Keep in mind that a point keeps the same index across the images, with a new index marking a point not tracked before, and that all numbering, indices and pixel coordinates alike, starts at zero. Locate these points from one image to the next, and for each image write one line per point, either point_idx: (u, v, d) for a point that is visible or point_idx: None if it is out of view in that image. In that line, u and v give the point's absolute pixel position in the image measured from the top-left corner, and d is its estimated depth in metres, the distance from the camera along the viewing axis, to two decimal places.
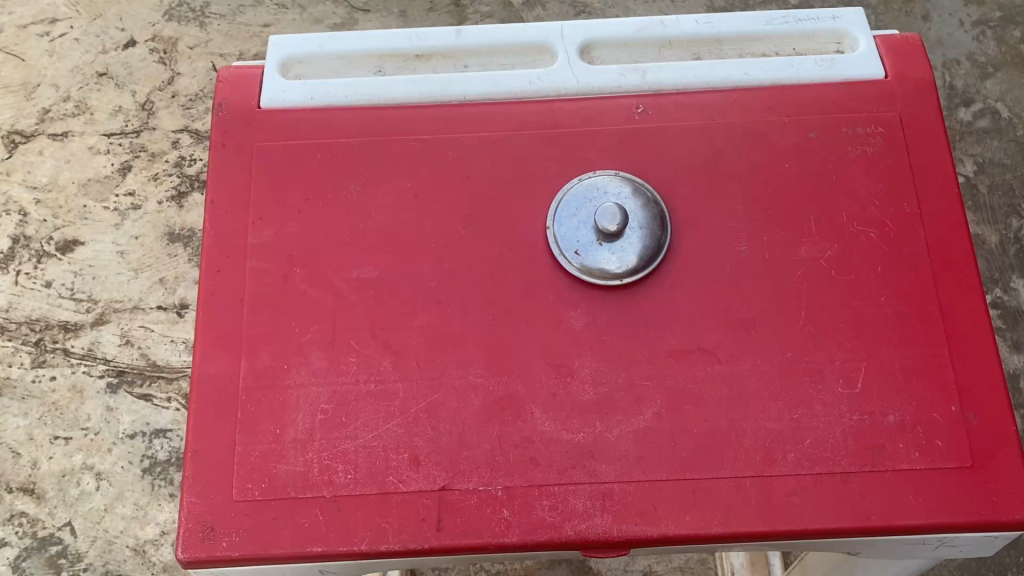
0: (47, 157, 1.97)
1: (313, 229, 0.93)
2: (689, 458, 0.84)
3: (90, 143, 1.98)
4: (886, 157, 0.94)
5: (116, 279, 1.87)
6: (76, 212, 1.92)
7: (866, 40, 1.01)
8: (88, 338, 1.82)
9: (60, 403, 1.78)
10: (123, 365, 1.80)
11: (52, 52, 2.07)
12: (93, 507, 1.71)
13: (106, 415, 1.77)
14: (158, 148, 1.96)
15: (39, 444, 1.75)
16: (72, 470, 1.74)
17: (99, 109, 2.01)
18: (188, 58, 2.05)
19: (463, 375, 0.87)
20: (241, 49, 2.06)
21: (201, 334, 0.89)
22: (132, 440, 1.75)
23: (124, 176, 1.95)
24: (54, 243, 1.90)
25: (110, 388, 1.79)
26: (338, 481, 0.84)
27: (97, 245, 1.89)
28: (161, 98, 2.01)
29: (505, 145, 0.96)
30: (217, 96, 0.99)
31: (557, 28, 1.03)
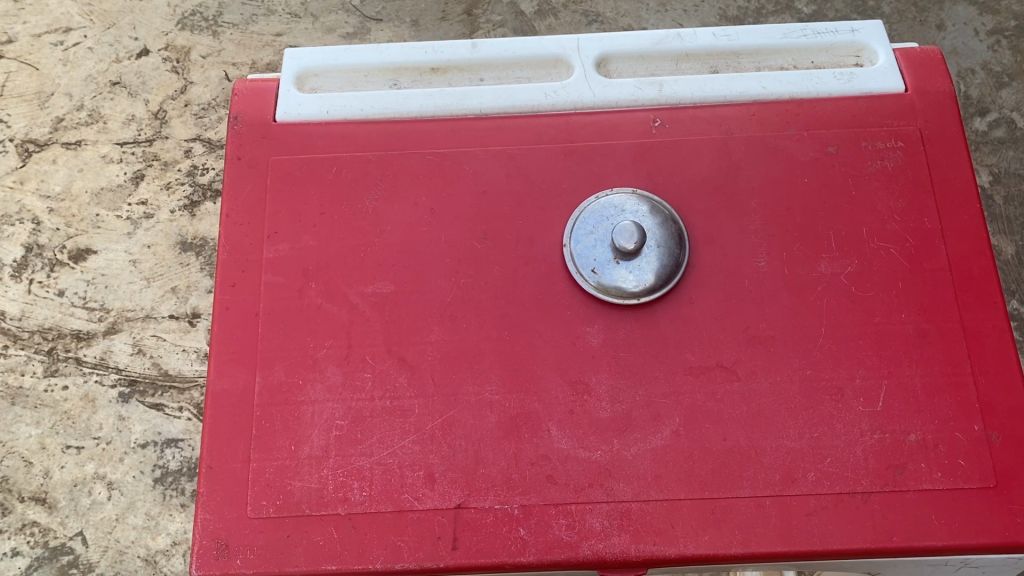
0: (60, 165, 1.98)
1: (329, 243, 0.92)
2: (707, 477, 0.83)
3: (103, 151, 1.99)
4: (907, 172, 0.93)
5: (128, 288, 1.87)
6: (89, 221, 1.92)
7: (886, 53, 1.00)
8: (101, 347, 1.82)
9: (72, 412, 1.78)
10: (135, 375, 1.80)
11: (65, 61, 2.08)
12: (105, 517, 1.71)
13: (117, 424, 1.77)
14: (170, 158, 1.96)
15: (51, 453, 1.76)
16: (83, 480, 1.74)
17: (112, 118, 2.01)
18: (200, 67, 2.05)
19: (480, 391, 0.86)
20: (253, 59, 2.06)
21: (216, 349, 0.89)
22: (144, 450, 1.75)
23: (137, 185, 1.95)
24: (67, 252, 1.90)
25: (121, 398, 1.79)
26: (353, 498, 0.83)
27: (110, 253, 1.90)
28: (174, 107, 2.01)
29: (521, 159, 0.95)
30: (232, 110, 0.99)
31: (573, 41, 1.02)
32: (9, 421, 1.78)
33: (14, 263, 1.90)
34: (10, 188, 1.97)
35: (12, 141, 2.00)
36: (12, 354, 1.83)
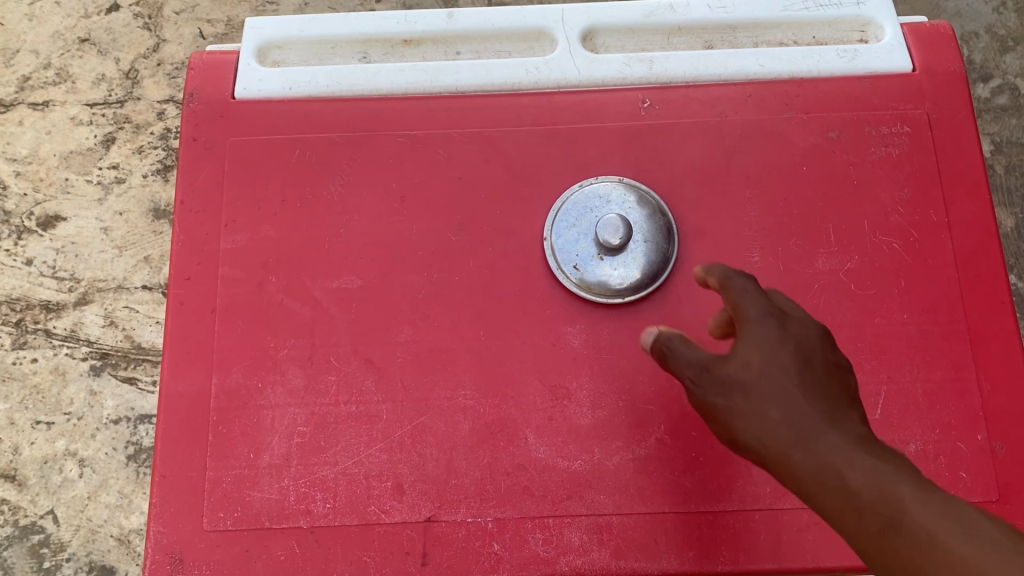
0: (28, 127, 1.76)
1: (291, 233, 0.85)
2: (693, 489, 0.78)
3: (72, 113, 1.77)
4: (913, 159, 0.87)
5: (99, 257, 1.69)
6: (58, 186, 1.73)
7: (893, 28, 0.93)
8: (72, 318, 1.66)
9: (42, 386, 1.63)
10: (107, 348, 1.64)
11: (30, 15, 1.84)
12: (77, 495, 1.59)
13: (88, 399, 1.63)
14: (140, 120, 1.76)
15: (20, 429, 1.61)
16: (54, 457, 1.60)
17: (81, 77, 1.80)
18: (173, 24, 1.83)
19: (452, 396, 0.81)
20: (224, 15, 1.83)
21: (170, 347, 0.83)
22: (116, 426, 1.62)
23: (106, 149, 1.75)
24: (36, 218, 1.71)
25: (93, 371, 1.63)
26: (316, 510, 0.78)
27: (80, 221, 1.71)
28: (146, 66, 1.80)
29: (499, 143, 0.88)
30: (187, 85, 0.91)
31: (557, 11, 0.94)
32: None
33: None
34: None
35: None
36: None
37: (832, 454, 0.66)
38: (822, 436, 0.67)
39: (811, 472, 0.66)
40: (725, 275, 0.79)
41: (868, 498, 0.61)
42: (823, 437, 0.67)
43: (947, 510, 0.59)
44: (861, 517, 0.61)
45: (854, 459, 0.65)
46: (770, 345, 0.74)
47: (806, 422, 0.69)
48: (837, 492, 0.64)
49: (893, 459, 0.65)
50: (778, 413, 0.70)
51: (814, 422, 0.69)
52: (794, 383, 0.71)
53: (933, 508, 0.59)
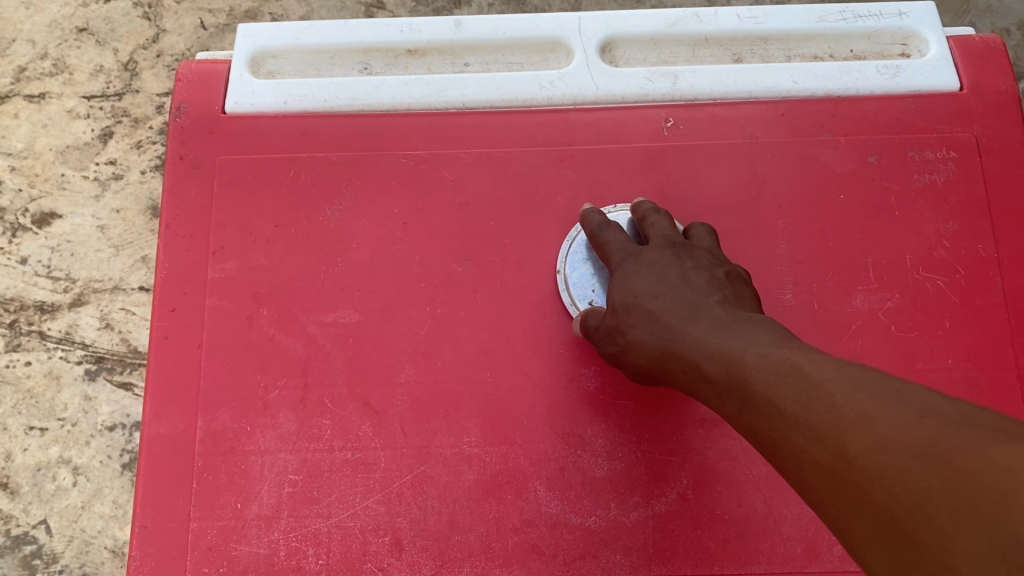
0: (24, 120, 1.37)
1: (285, 262, 0.79)
2: (717, 550, 0.72)
3: (70, 106, 1.39)
4: (960, 188, 0.80)
5: (94, 258, 1.31)
6: (53, 183, 1.34)
7: (938, 41, 0.86)
8: (67, 321, 1.28)
9: (35, 391, 1.26)
10: (103, 352, 1.27)
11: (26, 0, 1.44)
12: (70, 505, 1.22)
13: (83, 405, 1.26)
14: (140, 113, 1.39)
15: (13, 434, 1.23)
16: (46, 464, 1.23)
17: (79, 68, 1.41)
18: (174, 14, 1.45)
19: (456, 444, 0.74)
20: (229, 6, 1.46)
21: (152, 386, 0.76)
22: (112, 433, 1.25)
23: (105, 142, 1.37)
24: (31, 216, 1.32)
25: (88, 375, 1.26)
26: (308, 567, 0.72)
27: (75, 219, 1.32)
28: (145, 58, 1.42)
29: (509, 165, 0.81)
30: (174, 98, 0.85)
31: (573, 19, 0.87)
32: None
33: None
34: None
35: None
36: None
37: (691, 345, 0.63)
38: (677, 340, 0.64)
39: (681, 374, 0.64)
40: (599, 226, 0.75)
41: (721, 378, 0.59)
42: (683, 332, 0.64)
43: (783, 363, 0.54)
44: (720, 398, 0.59)
45: (707, 345, 0.61)
46: (643, 265, 0.71)
47: (671, 319, 0.66)
48: (702, 380, 0.61)
49: (752, 326, 0.61)
50: (650, 315, 0.67)
51: (684, 315, 0.66)
52: (673, 290, 0.68)
53: (772, 366, 0.55)
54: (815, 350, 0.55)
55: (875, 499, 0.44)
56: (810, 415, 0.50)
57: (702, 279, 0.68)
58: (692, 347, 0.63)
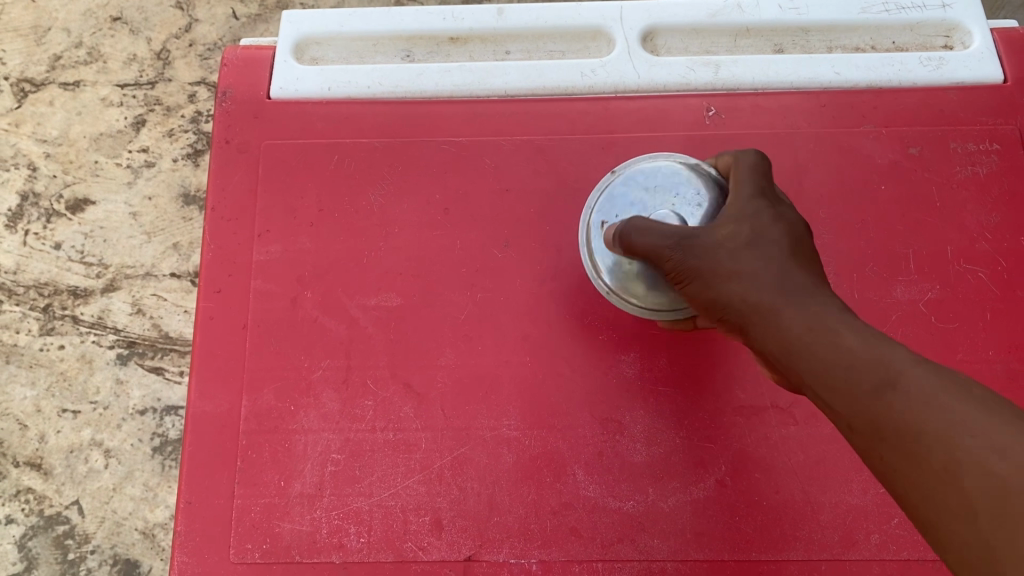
0: (59, 108, 1.38)
1: (328, 246, 0.80)
2: (755, 536, 0.72)
3: (103, 94, 1.39)
4: (1002, 180, 0.80)
5: (126, 244, 1.31)
6: (87, 169, 1.35)
7: (983, 34, 0.85)
8: (99, 305, 1.29)
9: (68, 373, 1.27)
10: (135, 337, 1.28)
11: None
12: (102, 486, 1.23)
13: (115, 388, 1.26)
14: (172, 102, 1.39)
15: (46, 417, 1.25)
16: (79, 446, 1.24)
17: (112, 57, 1.41)
18: (206, 4, 1.46)
19: (496, 426, 0.75)
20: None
21: (198, 365, 0.78)
22: (142, 417, 1.26)
23: (137, 131, 1.37)
24: (65, 202, 1.33)
25: (119, 360, 1.27)
26: (350, 544, 0.73)
27: (108, 206, 1.32)
28: (177, 47, 1.42)
29: (551, 153, 0.82)
30: (220, 83, 0.86)
31: (616, 8, 0.88)
32: None
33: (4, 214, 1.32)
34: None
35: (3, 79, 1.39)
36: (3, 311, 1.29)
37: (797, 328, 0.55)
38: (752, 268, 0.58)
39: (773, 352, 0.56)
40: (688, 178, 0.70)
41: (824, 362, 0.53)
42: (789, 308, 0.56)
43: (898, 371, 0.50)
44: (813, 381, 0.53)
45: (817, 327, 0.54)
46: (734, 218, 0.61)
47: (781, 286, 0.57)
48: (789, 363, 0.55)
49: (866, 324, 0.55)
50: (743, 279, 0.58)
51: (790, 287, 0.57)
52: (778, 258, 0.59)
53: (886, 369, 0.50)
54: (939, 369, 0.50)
55: (963, 488, 0.44)
56: (919, 412, 0.48)
57: (795, 226, 0.61)
58: (767, 290, 0.57)
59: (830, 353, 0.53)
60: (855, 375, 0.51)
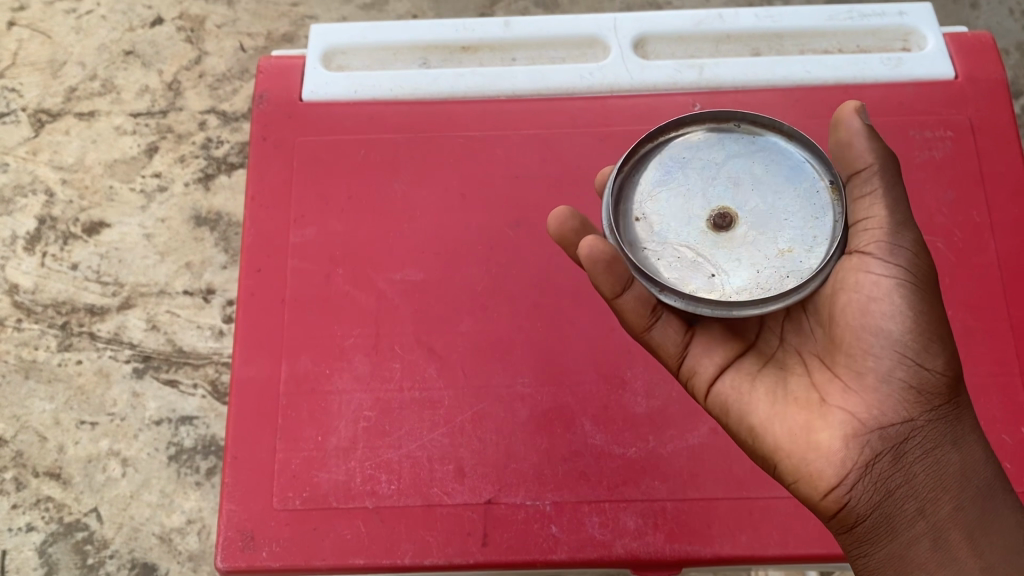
0: (75, 136, 1.40)
1: (357, 228, 0.89)
2: (745, 476, 0.81)
3: (117, 123, 1.41)
4: (957, 163, 0.90)
5: (141, 264, 1.31)
6: (103, 194, 1.36)
7: (935, 38, 0.96)
8: (115, 321, 1.29)
9: (86, 387, 1.27)
10: (150, 351, 1.28)
11: (78, 28, 1.47)
12: (120, 494, 1.23)
13: (131, 401, 1.26)
14: (184, 129, 1.39)
15: (65, 429, 1.25)
16: (97, 456, 1.24)
17: (126, 88, 1.42)
18: (215, 37, 1.45)
19: (511, 384, 0.84)
20: (268, 30, 1.46)
21: (242, 335, 0.86)
22: (158, 427, 1.25)
23: (150, 157, 1.38)
24: (81, 225, 1.34)
25: (136, 373, 1.27)
26: (381, 491, 0.81)
27: (124, 227, 1.34)
28: (187, 78, 1.43)
29: (555, 144, 0.92)
30: (257, 87, 0.96)
31: (610, 20, 0.99)
32: (15, 396, 1.26)
33: (22, 236, 1.34)
34: (17, 159, 1.39)
35: (22, 109, 1.42)
36: (21, 328, 1.29)
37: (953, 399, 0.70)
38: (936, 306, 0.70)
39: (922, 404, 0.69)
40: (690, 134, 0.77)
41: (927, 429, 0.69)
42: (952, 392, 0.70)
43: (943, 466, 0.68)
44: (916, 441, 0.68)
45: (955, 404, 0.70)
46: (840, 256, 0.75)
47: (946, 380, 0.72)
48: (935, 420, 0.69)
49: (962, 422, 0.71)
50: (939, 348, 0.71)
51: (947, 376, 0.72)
52: None
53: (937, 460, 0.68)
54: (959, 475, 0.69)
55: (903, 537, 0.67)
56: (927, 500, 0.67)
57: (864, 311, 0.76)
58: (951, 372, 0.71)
59: (950, 412, 0.69)
60: (954, 442, 0.69)
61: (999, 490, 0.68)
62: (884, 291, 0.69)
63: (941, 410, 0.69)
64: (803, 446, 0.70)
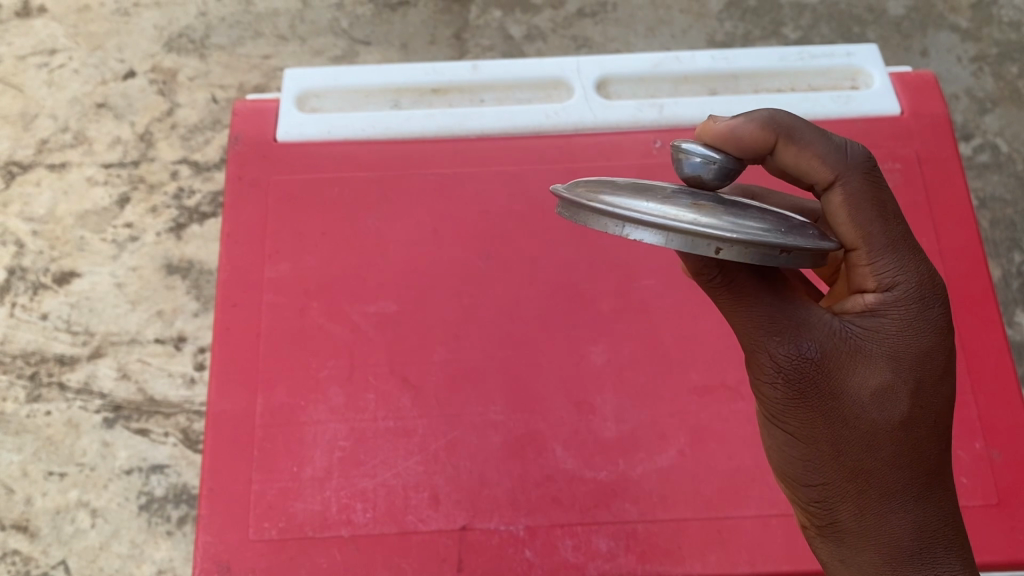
0: (45, 188, 1.39)
1: (331, 264, 0.91)
2: (714, 497, 0.83)
3: (89, 174, 1.41)
4: (905, 193, 0.95)
5: (111, 313, 1.30)
6: (73, 244, 1.35)
7: (881, 76, 1.02)
8: (85, 370, 1.27)
9: (55, 438, 1.23)
10: (121, 400, 1.25)
11: (50, 81, 1.48)
12: (89, 546, 1.18)
13: (101, 450, 1.23)
14: (155, 179, 1.40)
15: (32, 480, 1.21)
16: (65, 507, 1.20)
17: (98, 140, 1.43)
18: (188, 89, 1.48)
19: (483, 412, 0.86)
20: (240, 82, 1.49)
21: (218, 369, 0.87)
22: (128, 476, 1.22)
23: (122, 207, 1.38)
24: (51, 275, 1.33)
25: (106, 423, 1.24)
26: (357, 520, 0.82)
27: (94, 277, 1.32)
28: (158, 129, 1.44)
29: (523, 180, 0.95)
30: (232, 129, 0.98)
31: (574, 63, 1.03)
32: None
33: None
34: None
35: None
36: None
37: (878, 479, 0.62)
38: (812, 410, 0.61)
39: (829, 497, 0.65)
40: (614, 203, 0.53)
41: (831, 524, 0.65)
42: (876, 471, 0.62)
43: (854, 553, 0.64)
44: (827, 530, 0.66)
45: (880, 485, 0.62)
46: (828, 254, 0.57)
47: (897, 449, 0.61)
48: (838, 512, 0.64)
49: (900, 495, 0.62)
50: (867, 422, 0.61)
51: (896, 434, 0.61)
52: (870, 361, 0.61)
53: (849, 550, 0.64)
54: (889, 553, 0.62)
55: None
56: None
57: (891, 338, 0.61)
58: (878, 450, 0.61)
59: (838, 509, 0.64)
60: (842, 560, 0.65)
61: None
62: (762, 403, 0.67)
63: (827, 529, 0.65)
64: None
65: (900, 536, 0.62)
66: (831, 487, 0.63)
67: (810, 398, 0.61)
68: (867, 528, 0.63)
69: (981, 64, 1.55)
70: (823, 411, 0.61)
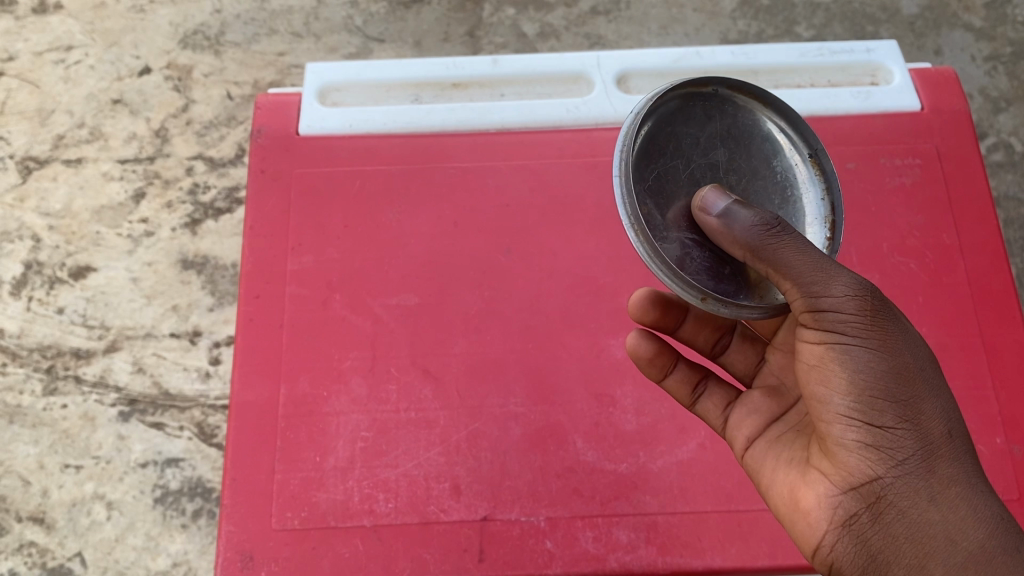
0: (62, 183, 1.40)
1: (353, 256, 0.92)
2: (733, 489, 0.83)
3: (105, 169, 1.42)
4: (925, 188, 0.95)
5: (127, 307, 1.31)
6: (89, 238, 1.36)
7: (901, 72, 1.02)
8: (100, 363, 1.28)
9: (71, 431, 1.24)
10: (136, 394, 1.26)
11: (66, 77, 1.49)
12: (105, 537, 1.19)
13: (117, 443, 1.24)
14: (171, 175, 1.40)
15: (49, 472, 1.22)
16: (82, 499, 1.21)
17: (113, 135, 1.44)
18: (203, 85, 1.48)
19: (504, 404, 0.86)
20: (255, 78, 1.50)
21: (240, 360, 0.88)
22: (143, 470, 1.22)
23: (137, 203, 1.38)
24: (67, 270, 1.34)
25: (121, 417, 1.25)
26: (379, 509, 0.83)
27: (109, 272, 1.33)
28: (174, 124, 1.45)
29: (543, 174, 0.96)
30: (254, 123, 0.99)
31: (593, 57, 1.04)
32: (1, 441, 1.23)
33: (10, 281, 1.33)
34: (4, 206, 1.38)
35: (11, 157, 1.42)
36: (8, 373, 1.27)
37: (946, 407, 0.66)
38: (897, 329, 0.64)
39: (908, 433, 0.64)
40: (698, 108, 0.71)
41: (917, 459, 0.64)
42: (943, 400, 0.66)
43: (944, 482, 0.64)
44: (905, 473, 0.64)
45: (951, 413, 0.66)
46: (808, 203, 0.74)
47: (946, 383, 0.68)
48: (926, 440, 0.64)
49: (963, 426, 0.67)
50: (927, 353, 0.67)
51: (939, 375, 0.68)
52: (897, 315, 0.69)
53: (937, 480, 0.64)
54: (972, 474, 0.65)
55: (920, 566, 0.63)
56: (939, 521, 0.63)
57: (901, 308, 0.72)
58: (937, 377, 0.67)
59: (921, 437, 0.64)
60: (931, 497, 0.64)
61: (993, 554, 0.61)
62: (823, 353, 0.65)
63: (910, 465, 0.64)
64: (795, 509, 0.70)
65: (976, 462, 0.66)
66: (915, 413, 0.64)
67: (893, 319, 0.65)
68: (949, 450, 0.65)
69: (995, 64, 1.55)
70: (904, 332, 0.65)
